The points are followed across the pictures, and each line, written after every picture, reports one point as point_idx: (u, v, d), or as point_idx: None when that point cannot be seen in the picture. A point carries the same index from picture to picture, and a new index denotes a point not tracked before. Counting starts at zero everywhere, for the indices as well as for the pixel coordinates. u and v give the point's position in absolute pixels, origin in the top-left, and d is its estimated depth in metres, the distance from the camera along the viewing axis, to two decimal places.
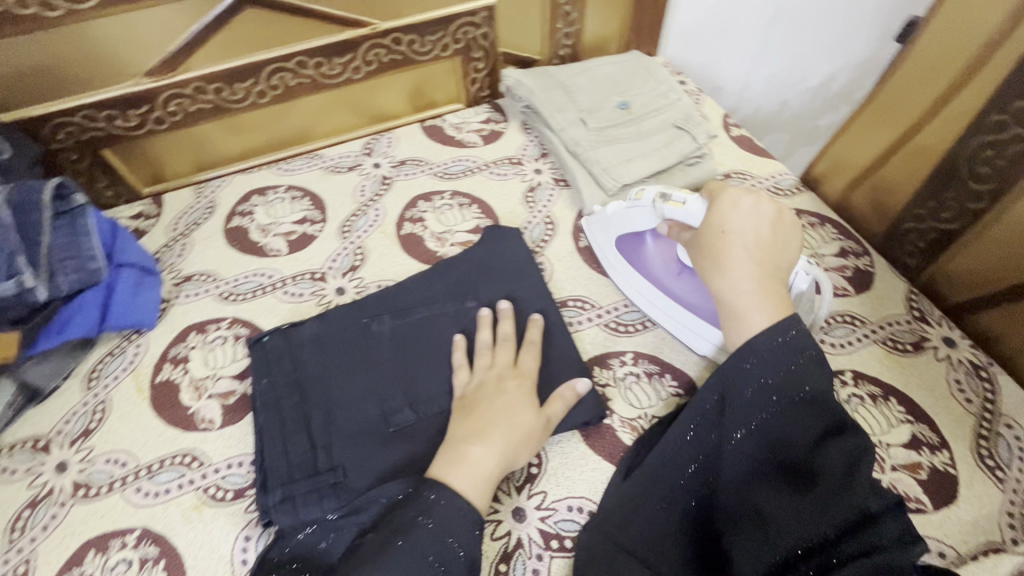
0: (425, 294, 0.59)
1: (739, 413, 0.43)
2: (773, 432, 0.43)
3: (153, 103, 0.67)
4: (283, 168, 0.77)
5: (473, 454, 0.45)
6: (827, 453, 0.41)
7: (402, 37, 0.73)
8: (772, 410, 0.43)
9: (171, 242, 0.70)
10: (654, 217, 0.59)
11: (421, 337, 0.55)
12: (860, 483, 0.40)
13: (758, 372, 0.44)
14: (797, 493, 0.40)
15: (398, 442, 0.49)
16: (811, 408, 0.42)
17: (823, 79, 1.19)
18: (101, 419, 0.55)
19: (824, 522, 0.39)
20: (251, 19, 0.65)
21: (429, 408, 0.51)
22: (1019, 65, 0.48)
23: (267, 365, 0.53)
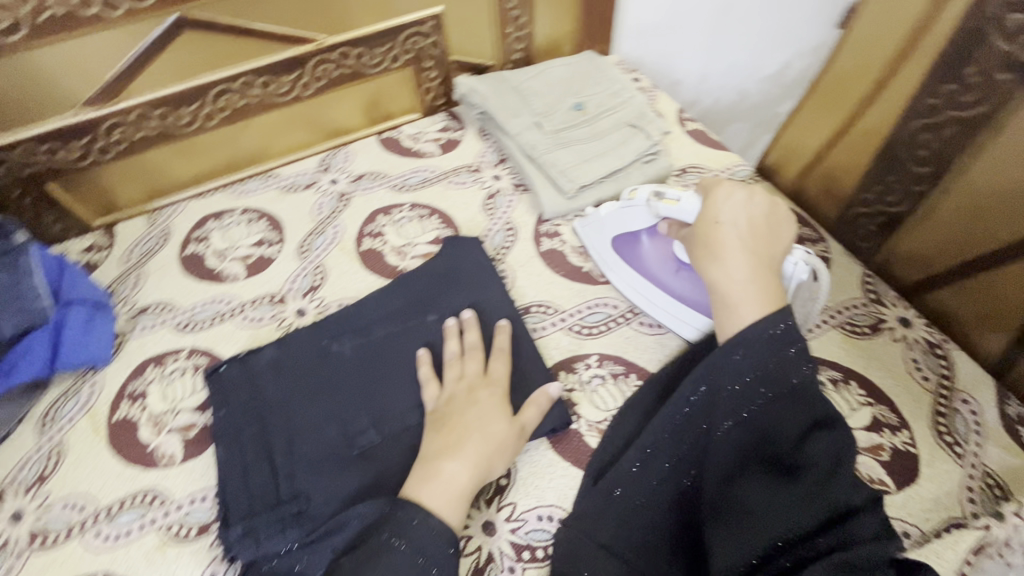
0: (386, 310, 0.58)
1: (728, 405, 0.44)
2: (761, 425, 0.43)
3: (96, 133, 0.65)
4: (238, 190, 0.76)
5: (440, 472, 0.45)
6: (809, 447, 0.42)
7: (350, 51, 0.72)
8: (759, 402, 0.44)
9: (124, 274, 0.68)
10: (651, 216, 0.59)
11: (384, 355, 0.55)
12: (842, 477, 0.40)
13: (749, 364, 0.44)
14: (779, 487, 0.41)
15: (362, 465, 0.48)
16: (797, 401, 0.43)
17: (779, 66, 1.21)
18: (56, 463, 0.53)
19: (802, 515, 0.39)
20: (193, 42, 0.64)
21: (394, 426, 0.51)
22: (948, 49, 0.49)
23: (225, 395, 0.52)
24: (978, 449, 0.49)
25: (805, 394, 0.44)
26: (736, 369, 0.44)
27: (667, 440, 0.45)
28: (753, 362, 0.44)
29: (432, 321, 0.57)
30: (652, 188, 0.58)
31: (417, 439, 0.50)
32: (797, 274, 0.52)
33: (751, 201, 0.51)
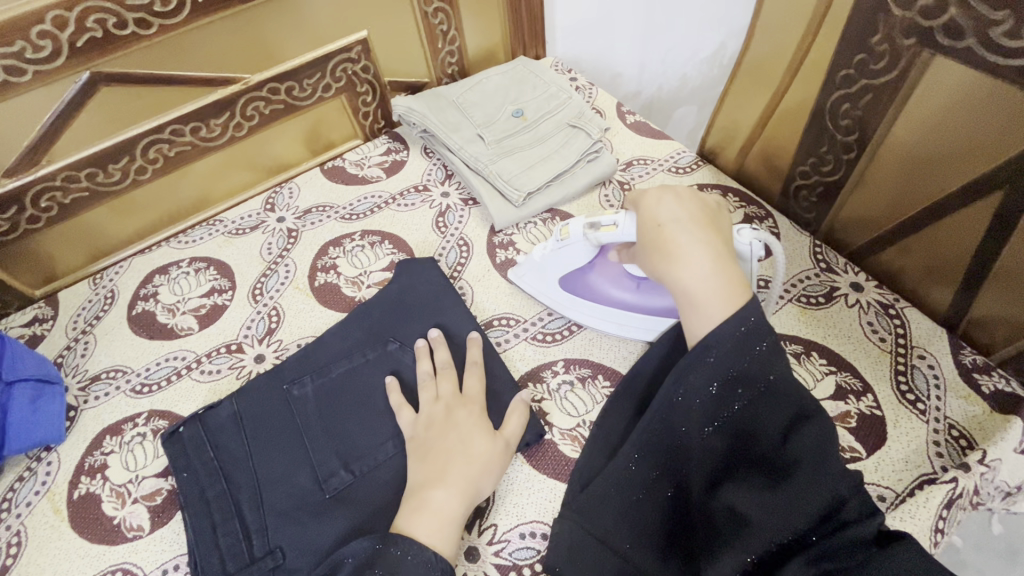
0: (344, 345, 0.57)
1: (704, 412, 0.39)
2: (741, 426, 0.39)
3: (22, 203, 0.62)
4: (181, 241, 0.74)
5: (416, 503, 0.44)
6: (795, 441, 0.38)
7: (279, 86, 0.71)
8: (737, 404, 0.39)
9: (72, 343, 0.65)
10: (590, 248, 0.54)
11: (348, 391, 0.54)
12: (831, 468, 0.36)
13: (722, 365, 0.39)
14: (769, 488, 0.37)
15: (336, 509, 0.47)
16: (780, 394, 0.38)
17: (714, 48, 1.23)
18: (17, 553, 0.50)
19: (795, 514, 0.36)
20: (111, 97, 0.62)
21: (365, 464, 0.49)
22: (853, 19, 0.50)
23: (186, 458, 0.50)
24: (939, 403, 0.50)
25: (783, 386, 0.39)
26: (705, 376, 0.39)
27: (650, 444, 0.41)
28: (728, 365, 0.39)
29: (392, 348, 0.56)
30: (582, 220, 0.53)
31: (390, 474, 0.49)
32: (755, 254, 0.47)
33: (677, 195, 0.47)
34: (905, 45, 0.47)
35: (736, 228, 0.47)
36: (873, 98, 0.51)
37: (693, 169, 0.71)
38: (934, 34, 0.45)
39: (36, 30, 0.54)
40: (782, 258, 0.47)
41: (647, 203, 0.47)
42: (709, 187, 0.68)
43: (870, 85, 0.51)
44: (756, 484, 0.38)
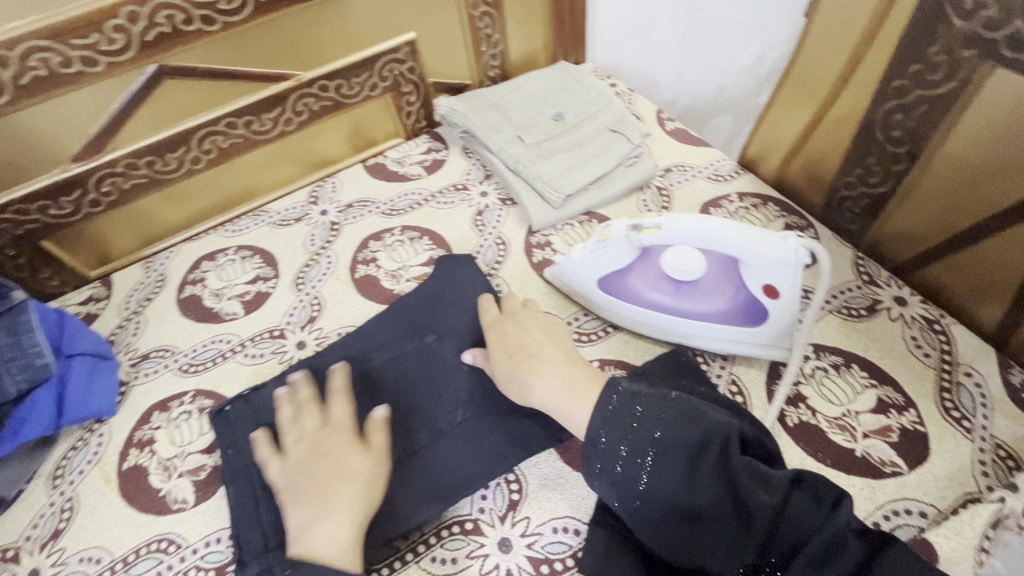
0: (384, 336, 0.58)
1: (626, 487, 0.40)
2: (662, 486, 0.39)
3: (86, 186, 0.65)
4: (229, 230, 0.77)
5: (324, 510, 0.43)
6: (705, 475, 0.38)
7: (328, 84, 0.73)
8: (643, 470, 0.39)
9: (125, 321, 0.68)
10: (632, 249, 0.54)
11: (386, 381, 0.55)
12: (748, 482, 0.37)
13: (610, 447, 0.41)
14: (711, 532, 0.37)
15: None
16: (673, 442, 0.39)
17: (753, 59, 1.23)
18: (70, 517, 0.53)
19: (753, 549, 0.36)
20: (174, 89, 0.65)
21: (401, 452, 0.50)
22: (910, 29, 0.50)
23: (232, 437, 0.52)
24: (986, 422, 0.49)
25: (671, 435, 0.39)
26: (607, 472, 0.41)
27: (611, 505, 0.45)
28: (618, 441, 0.40)
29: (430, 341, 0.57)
30: (625, 221, 0.53)
31: (426, 462, 0.50)
32: (801, 262, 0.48)
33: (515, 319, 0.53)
34: (965, 57, 0.47)
35: (782, 235, 0.48)
36: (926, 109, 0.51)
37: (734, 177, 0.71)
38: (997, 45, 0.44)
39: (111, 24, 0.57)
40: (828, 265, 0.48)
41: (493, 330, 0.52)
42: (749, 196, 0.68)
43: (924, 97, 0.51)
44: (700, 530, 0.38)
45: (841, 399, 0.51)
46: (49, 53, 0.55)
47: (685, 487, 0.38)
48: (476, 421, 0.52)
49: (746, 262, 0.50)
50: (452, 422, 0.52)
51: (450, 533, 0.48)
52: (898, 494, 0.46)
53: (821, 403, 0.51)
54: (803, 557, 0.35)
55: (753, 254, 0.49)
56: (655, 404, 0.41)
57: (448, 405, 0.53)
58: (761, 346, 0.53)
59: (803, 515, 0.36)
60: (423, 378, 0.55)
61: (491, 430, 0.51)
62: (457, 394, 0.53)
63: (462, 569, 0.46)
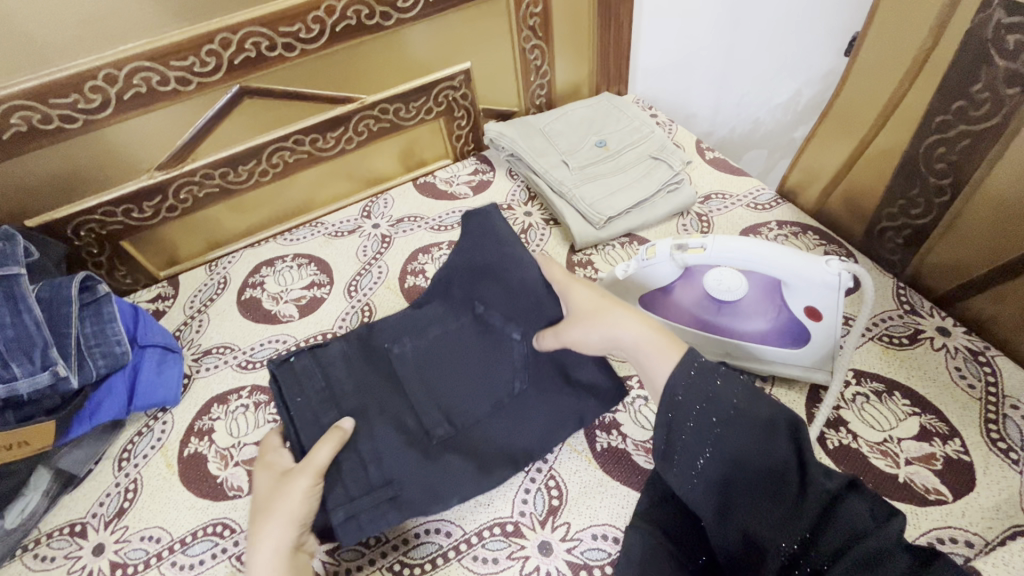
0: (435, 310, 0.60)
1: (692, 444, 0.41)
2: (731, 450, 0.40)
3: (166, 193, 0.71)
4: (287, 239, 0.81)
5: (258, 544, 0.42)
6: (773, 451, 0.39)
7: (388, 107, 0.79)
8: (714, 432, 0.41)
9: (189, 319, 0.73)
10: (675, 269, 0.56)
11: (443, 356, 0.57)
12: (812, 471, 0.38)
13: (683, 409, 0.42)
14: (765, 505, 0.38)
15: (441, 455, 0.50)
16: (747, 417, 0.41)
17: (790, 94, 1.26)
18: (133, 498, 0.57)
19: (805, 533, 0.37)
20: (252, 108, 0.71)
21: (466, 419, 0.53)
22: (953, 68, 0.52)
23: (300, 385, 0.53)
24: None
25: (746, 409, 0.41)
26: (679, 428, 0.42)
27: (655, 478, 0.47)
28: (694, 401, 0.42)
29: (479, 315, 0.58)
30: (670, 241, 0.55)
31: (488, 430, 0.53)
32: (843, 285, 0.50)
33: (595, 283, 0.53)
34: (1008, 95, 0.48)
35: (825, 259, 0.50)
36: (969, 144, 0.52)
37: (772, 206, 0.74)
38: None
39: (206, 49, 0.63)
40: (872, 289, 0.50)
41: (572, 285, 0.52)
42: (789, 224, 0.71)
43: (966, 132, 0.52)
44: (757, 503, 0.39)
45: (884, 424, 0.52)
46: (151, 73, 0.62)
47: (752, 456, 0.39)
48: (533, 389, 0.54)
49: (788, 283, 0.52)
50: (511, 392, 0.54)
51: (492, 534, 0.50)
52: (944, 522, 0.45)
53: (862, 428, 0.52)
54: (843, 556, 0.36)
55: (794, 277, 0.51)
56: (734, 379, 0.43)
57: (505, 375, 0.55)
58: (803, 368, 0.54)
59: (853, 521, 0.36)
60: (480, 346, 0.57)
61: (548, 399, 0.54)
62: (512, 364, 0.55)
63: (503, 569, 0.48)
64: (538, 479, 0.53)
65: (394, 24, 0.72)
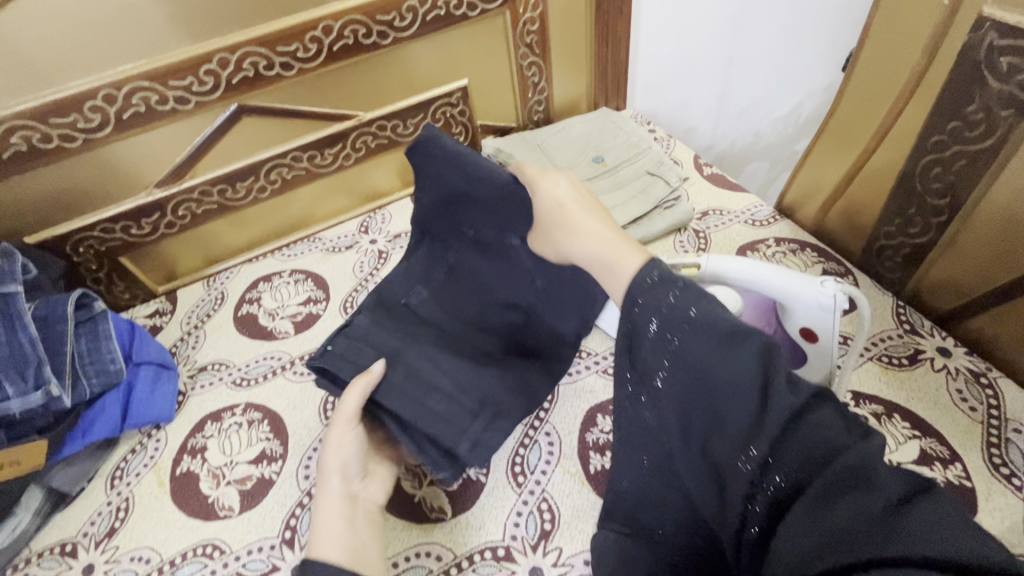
0: (425, 252, 0.62)
1: (649, 358, 0.38)
2: (688, 364, 0.36)
3: (164, 210, 0.72)
4: (285, 254, 0.82)
5: (319, 514, 0.46)
6: (731, 363, 0.34)
7: (386, 124, 0.79)
8: (670, 348, 0.37)
9: (185, 335, 0.73)
10: None
11: (466, 278, 0.59)
12: (777, 384, 0.33)
13: (639, 324, 0.38)
14: (724, 424, 0.34)
15: (507, 372, 0.56)
16: (704, 326, 0.36)
17: (791, 107, 1.26)
18: (124, 517, 0.56)
19: (767, 454, 0.32)
20: (250, 125, 0.71)
21: (509, 333, 0.58)
22: (947, 90, 0.51)
23: (346, 362, 0.52)
24: None
25: (706, 321, 0.36)
26: (639, 344, 0.39)
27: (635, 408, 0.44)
28: (650, 315, 0.38)
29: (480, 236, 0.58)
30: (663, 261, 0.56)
31: (524, 334, 0.59)
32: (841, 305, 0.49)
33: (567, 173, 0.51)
34: (1002, 116, 0.47)
35: (820, 279, 0.49)
36: (965, 164, 0.52)
37: (770, 223, 0.73)
38: None
39: (204, 69, 0.64)
40: (869, 309, 0.49)
41: (543, 179, 0.50)
42: (787, 241, 0.70)
43: (961, 153, 0.51)
44: (716, 421, 0.34)
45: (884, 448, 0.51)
46: (150, 92, 0.63)
47: (709, 370, 0.34)
48: (552, 281, 0.58)
49: (783, 303, 0.52)
50: (534, 290, 0.58)
51: (483, 558, 0.49)
52: None
53: None
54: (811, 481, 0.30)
55: (790, 298, 0.51)
56: (697, 291, 0.38)
57: (523, 279, 0.58)
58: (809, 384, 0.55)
59: (827, 440, 0.31)
60: (493, 263, 0.59)
61: (567, 286, 0.59)
62: (524, 265, 0.58)
63: None
64: (531, 501, 0.52)
65: (391, 42, 0.72)
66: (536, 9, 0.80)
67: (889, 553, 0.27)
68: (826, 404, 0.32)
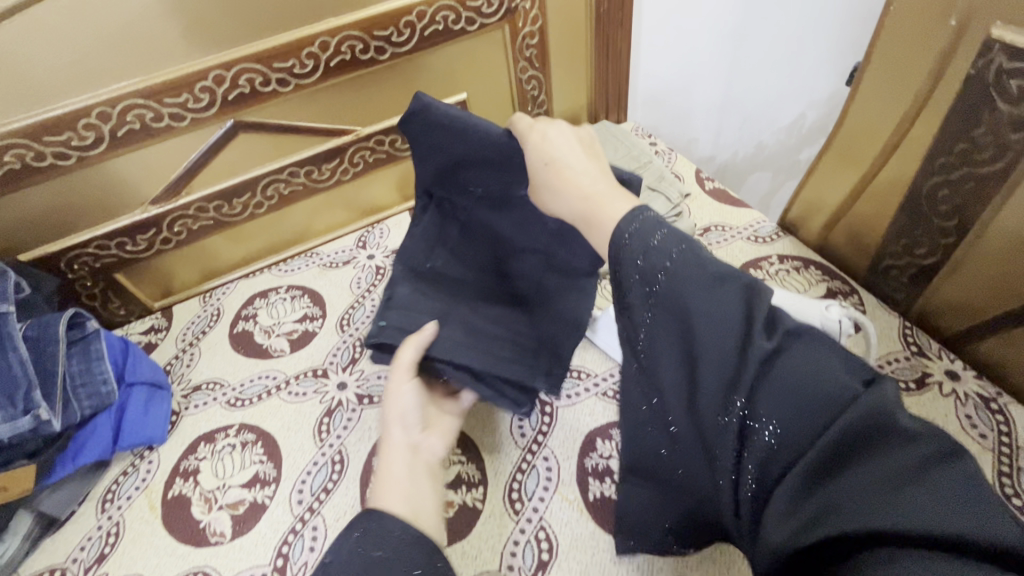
0: (429, 220, 0.58)
1: (635, 309, 0.39)
2: (672, 314, 0.37)
3: (160, 226, 0.71)
4: (281, 269, 0.80)
5: (382, 480, 0.45)
6: (712, 313, 0.35)
7: (384, 138, 0.79)
8: (651, 298, 0.38)
9: (180, 352, 0.72)
10: None
11: (484, 234, 0.57)
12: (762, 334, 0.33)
13: (624, 275, 0.40)
14: (709, 378, 0.35)
15: (548, 318, 0.58)
16: (683, 275, 0.37)
17: (793, 117, 1.25)
18: (114, 542, 0.55)
19: (751, 404, 0.33)
20: (245, 142, 0.70)
21: (539, 281, 0.57)
22: (954, 111, 0.50)
23: (402, 324, 0.52)
24: None
25: (685, 267, 0.37)
26: (625, 297, 0.40)
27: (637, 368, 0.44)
28: (632, 266, 0.39)
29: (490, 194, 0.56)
30: None
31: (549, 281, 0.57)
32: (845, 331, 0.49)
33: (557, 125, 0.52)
34: (1012, 139, 0.46)
35: (826, 305, 0.49)
36: (973, 187, 0.50)
37: (774, 239, 0.72)
38: None
39: (199, 86, 0.63)
40: (873, 333, 0.50)
41: (537, 131, 0.50)
42: (790, 259, 0.69)
43: (969, 175, 0.50)
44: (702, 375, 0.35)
45: None
46: (144, 110, 0.62)
47: (689, 319, 0.36)
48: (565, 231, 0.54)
49: None
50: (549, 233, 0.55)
51: None
52: None
53: None
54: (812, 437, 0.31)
55: None
56: (678, 238, 0.39)
57: (537, 230, 0.55)
58: None
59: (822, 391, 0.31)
60: (502, 217, 0.56)
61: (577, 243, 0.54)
62: (536, 216, 0.55)
63: None
64: (528, 530, 0.51)
65: (389, 57, 0.72)
66: (535, 23, 0.80)
67: (894, 520, 0.28)
68: (825, 354, 0.32)
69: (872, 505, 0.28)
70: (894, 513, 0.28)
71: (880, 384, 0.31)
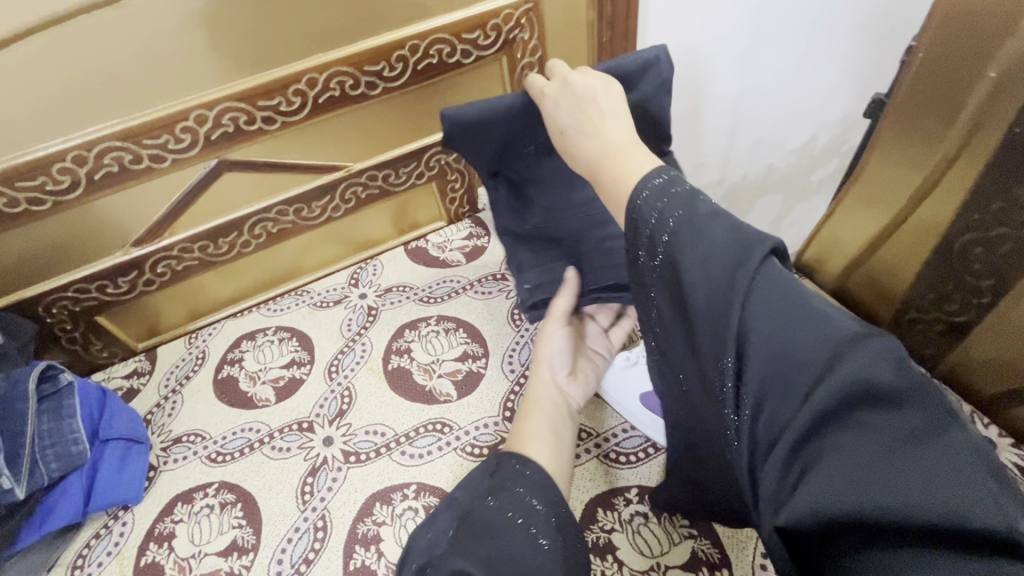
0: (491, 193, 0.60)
1: (643, 269, 0.41)
2: (673, 277, 0.38)
3: (141, 268, 0.68)
4: (271, 309, 0.76)
5: (534, 410, 0.55)
6: (707, 279, 0.35)
7: (377, 173, 0.75)
8: (656, 262, 0.39)
9: (162, 401, 0.68)
10: None
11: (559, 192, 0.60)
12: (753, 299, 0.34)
13: (631, 238, 0.41)
14: (705, 342, 0.36)
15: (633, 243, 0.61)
16: (683, 238, 0.37)
17: (806, 138, 1.21)
18: None
19: (741, 365, 0.34)
20: (230, 181, 0.68)
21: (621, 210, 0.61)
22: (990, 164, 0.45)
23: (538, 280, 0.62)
24: None
25: (687, 229, 0.37)
26: (635, 258, 0.41)
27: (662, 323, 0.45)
28: (637, 230, 0.40)
29: (544, 139, 0.57)
30: None
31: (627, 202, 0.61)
32: None
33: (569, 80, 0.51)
34: None
35: None
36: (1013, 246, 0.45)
37: None
38: None
39: (180, 126, 0.60)
40: None
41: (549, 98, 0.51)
42: None
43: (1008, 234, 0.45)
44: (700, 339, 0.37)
45: None
46: (123, 152, 0.59)
47: (685, 283, 0.37)
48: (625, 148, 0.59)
49: None
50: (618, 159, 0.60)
51: None
52: None
53: None
54: (798, 408, 0.32)
55: None
56: (687, 196, 0.38)
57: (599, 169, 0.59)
58: None
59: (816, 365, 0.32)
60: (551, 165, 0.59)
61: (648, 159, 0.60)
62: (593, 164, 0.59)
63: None
64: None
65: (381, 93, 0.69)
66: (535, 54, 0.77)
67: (873, 494, 0.29)
68: (826, 321, 0.32)
69: (852, 483, 0.30)
70: (877, 493, 0.29)
71: (876, 349, 0.31)
